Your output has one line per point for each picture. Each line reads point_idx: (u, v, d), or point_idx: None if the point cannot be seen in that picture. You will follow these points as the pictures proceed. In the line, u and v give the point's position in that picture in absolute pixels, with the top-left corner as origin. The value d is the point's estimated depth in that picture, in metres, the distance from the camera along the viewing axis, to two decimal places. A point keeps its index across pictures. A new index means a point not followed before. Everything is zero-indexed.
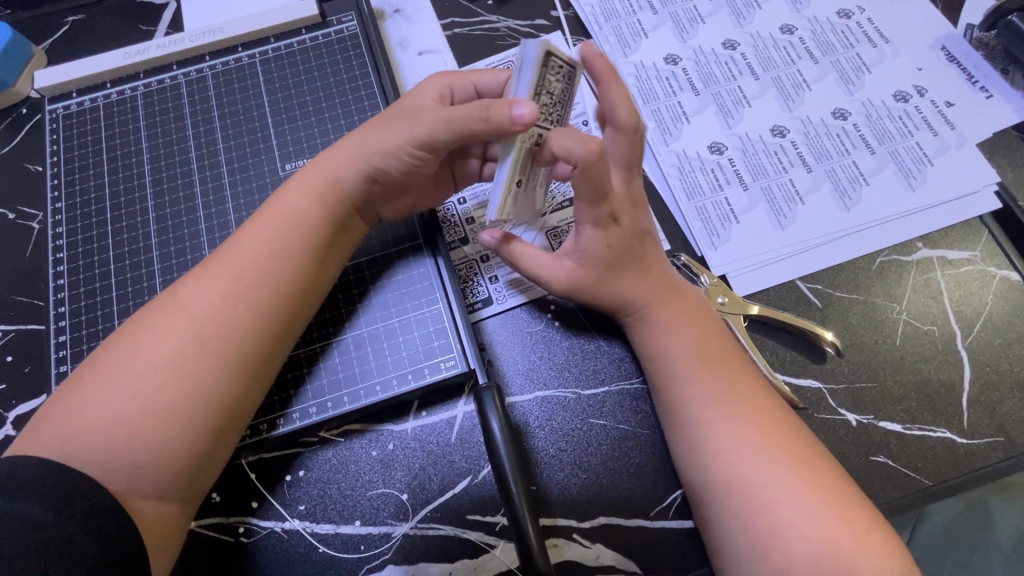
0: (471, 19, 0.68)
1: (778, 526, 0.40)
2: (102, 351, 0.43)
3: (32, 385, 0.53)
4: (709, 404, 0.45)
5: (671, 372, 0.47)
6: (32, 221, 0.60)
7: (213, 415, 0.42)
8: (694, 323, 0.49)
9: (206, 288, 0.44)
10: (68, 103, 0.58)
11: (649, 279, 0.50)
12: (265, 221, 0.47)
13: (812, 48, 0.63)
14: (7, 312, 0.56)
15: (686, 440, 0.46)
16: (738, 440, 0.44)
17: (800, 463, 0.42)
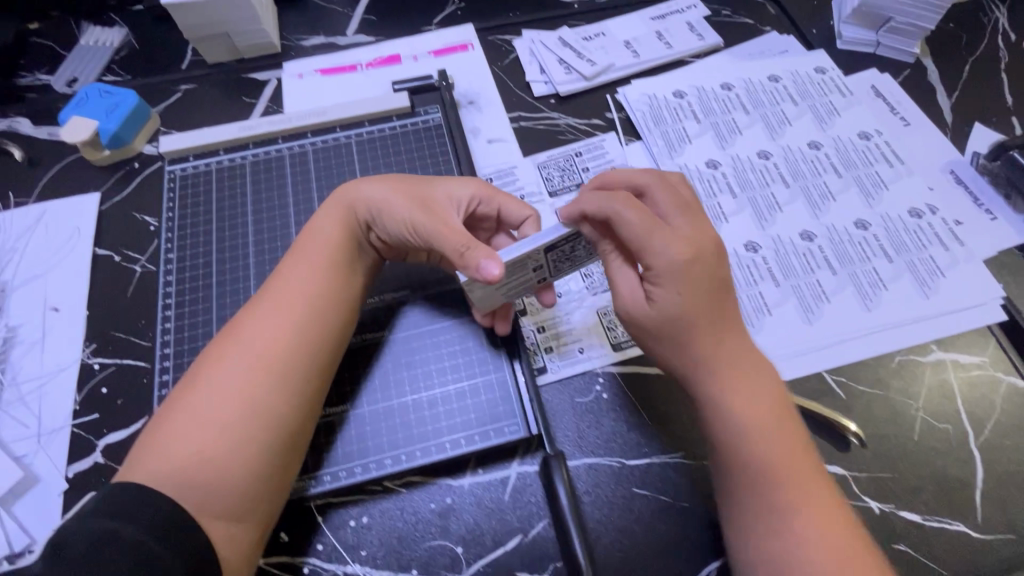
0: (536, 114, 0.77)
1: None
2: (182, 387, 0.50)
3: (124, 417, 0.58)
4: (766, 477, 0.46)
5: (739, 449, 0.47)
6: (134, 265, 0.67)
7: (272, 422, 0.49)
8: (754, 386, 0.48)
9: (262, 315, 0.53)
10: (184, 166, 0.67)
11: (721, 341, 0.49)
12: (307, 267, 0.55)
13: (837, 163, 0.72)
14: (107, 347, 0.62)
15: (751, 523, 0.46)
16: (804, 536, 0.44)
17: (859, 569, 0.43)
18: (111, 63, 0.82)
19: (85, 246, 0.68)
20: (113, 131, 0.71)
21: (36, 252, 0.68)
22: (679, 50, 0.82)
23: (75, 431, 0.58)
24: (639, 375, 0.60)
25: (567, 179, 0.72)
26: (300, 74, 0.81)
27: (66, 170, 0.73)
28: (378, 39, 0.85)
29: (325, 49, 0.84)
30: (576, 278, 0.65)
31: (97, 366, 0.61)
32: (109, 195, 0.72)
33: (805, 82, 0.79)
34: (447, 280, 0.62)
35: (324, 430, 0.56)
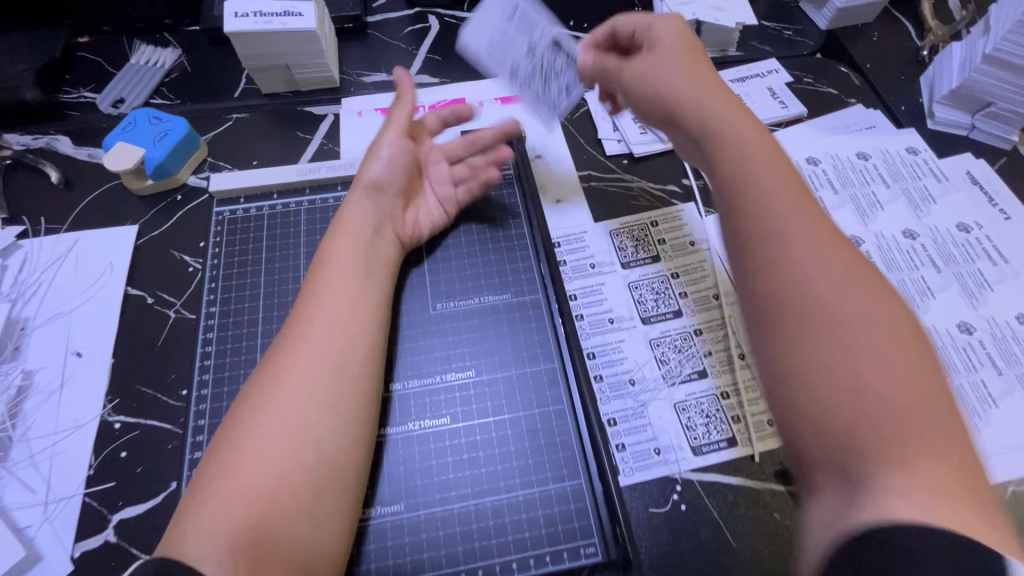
0: (608, 175, 0.72)
1: (893, 431, 0.36)
2: (223, 433, 0.45)
3: (143, 489, 0.52)
4: (813, 287, 0.41)
5: (777, 252, 0.44)
6: (168, 310, 0.61)
7: (319, 436, 0.45)
8: (796, 200, 0.45)
9: (292, 332, 0.49)
10: (234, 208, 0.62)
11: (728, 157, 0.50)
12: (347, 261, 0.53)
13: (934, 256, 0.66)
14: (130, 404, 0.56)
15: (782, 333, 0.42)
16: (848, 327, 0.40)
17: (913, 386, 0.38)
18: (160, 85, 0.78)
19: (116, 284, 0.62)
20: (158, 161, 0.66)
21: (63, 287, 0.62)
22: (761, 117, 0.77)
23: (87, 501, 0.51)
24: (722, 487, 0.53)
25: (642, 250, 0.66)
26: (358, 111, 0.77)
27: (103, 197, 0.68)
28: (441, 80, 0.81)
29: (385, 86, 0.80)
30: (650, 364, 0.59)
31: (117, 426, 0.55)
32: (147, 228, 0.67)
33: (896, 163, 0.74)
34: (516, 361, 0.55)
35: (374, 536, 0.47)
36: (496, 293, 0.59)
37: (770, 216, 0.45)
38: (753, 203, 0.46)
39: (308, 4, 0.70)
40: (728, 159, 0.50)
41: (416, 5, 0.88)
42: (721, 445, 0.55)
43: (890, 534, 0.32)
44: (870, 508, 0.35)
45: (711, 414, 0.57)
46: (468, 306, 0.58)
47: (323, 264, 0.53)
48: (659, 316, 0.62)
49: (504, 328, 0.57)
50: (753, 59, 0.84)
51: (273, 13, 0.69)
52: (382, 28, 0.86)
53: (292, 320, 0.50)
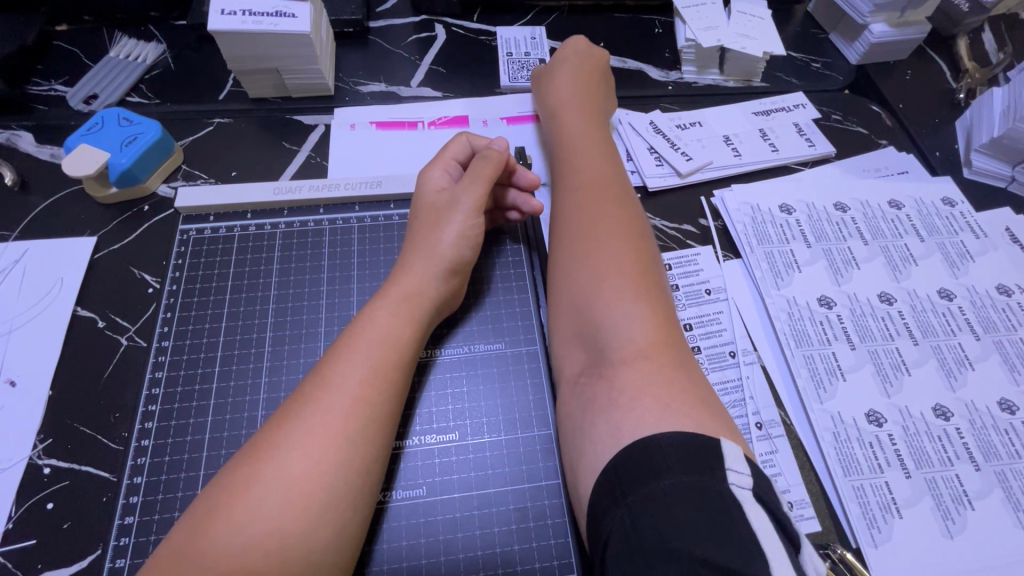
0: None
1: (615, 363, 0.43)
2: (219, 510, 0.37)
3: (68, 550, 0.45)
4: (599, 260, 0.48)
5: (558, 229, 0.53)
6: (119, 337, 0.54)
7: (315, 566, 0.37)
8: (610, 194, 0.54)
9: (310, 417, 0.41)
10: (203, 226, 0.56)
11: (569, 154, 0.60)
12: (390, 318, 0.47)
13: (973, 320, 0.61)
14: (64, 446, 0.49)
15: (556, 290, 0.51)
16: (583, 278, 0.48)
17: (653, 334, 0.44)
18: (139, 82, 0.72)
19: (64, 303, 0.56)
20: (125, 167, 0.60)
21: (5, 305, 0.55)
22: (786, 155, 0.72)
23: (2, 563, 0.44)
24: None
25: None
26: (352, 124, 0.70)
27: (61, 204, 0.62)
28: (443, 95, 0.75)
29: (383, 98, 0.74)
30: None
31: (47, 472, 0.48)
32: (106, 241, 0.60)
33: (931, 215, 0.68)
34: (507, 424, 0.49)
35: None
36: (488, 341, 0.53)
37: (566, 204, 0.54)
38: (580, 182, 0.55)
39: (303, 5, 0.64)
40: (567, 162, 0.59)
41: (423, 12, 0.82)
42: None
43: (646, 445, 0.37)
44: (614, 420, 0.41)
45: None
46: (457, 354, 0.52)
47: (361, 320, 0.47)
48: None
49: (495, 381, 0.51)
50: (778, 91, 0.79)
51: (264, 13, 0.63)
52: (384, 35, 0.80)
53: (318, 373, 0.43)
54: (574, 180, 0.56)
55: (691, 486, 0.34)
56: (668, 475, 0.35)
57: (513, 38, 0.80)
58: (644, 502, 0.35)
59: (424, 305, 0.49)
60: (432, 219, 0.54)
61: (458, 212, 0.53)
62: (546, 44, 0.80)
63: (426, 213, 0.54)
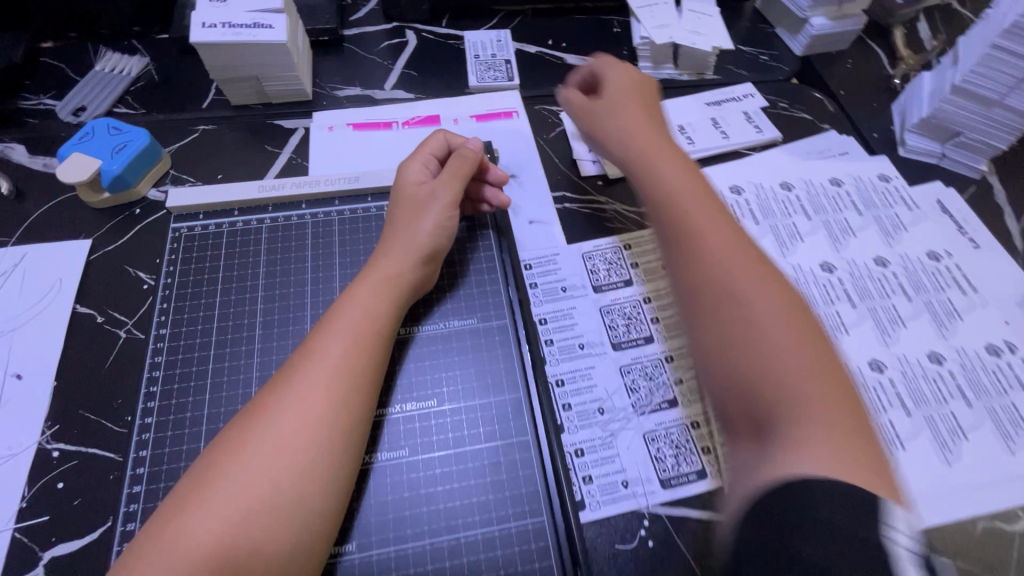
0: (582, 197, 0.72)
1: (798, 408, 0.41)
2: (200, 478, 0.42)
3: (79, 524, 0.49)
4: (754, 305, 0.45)
5: (704, 245, 0.49)
6: (118, 330, 0.58)
7: (290, 528, 0.41)
8: (722, 221, 0.51)
9: (290, 391, 0.45)
10: (193, 224, 0.60)
11: (648, 167, 0.58)
12: (365, 300, 0.51)
13: (906, 284, 0.67)
14: (71, 431, 0.53)
15: (704, 331, 0.47)
16: (761, 313, 0.45)
17: (828, 389, 0.42)
18: (125, 93, 0.76)
19: (64, 302, 0.59)
20: (116, 173, 0.64)
21: (8, 305, 0.59)
22: (736, 141, 0.77)
23: (17, 537, 0.48)
24: (690, 522, 0.52)
25: (614, 274, 0.65)
26: (330, 126, 0.75)
27: (56, 210, 0.65)
28: (416, 96, 0.80)
29: (358, 101, 0.78)
30: (620, 392, 0.58)
31: (56, 455, 0.51)
32: (101, 243, 0.64)
33: (869, 191, 0.74)
34: (482, 391, 0.53)
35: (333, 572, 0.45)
36: (462, 317, 0.58)
37: (681, 224, 0.51)
38: (685, 209, 0.52)
39: (278, 16, 0.68)
40: (661, 182, 0.55)
41: (394, 19, 0.87)
42: (690, 477, 0.54)
43: (800, 489, 0.36)
44: (783, 466, 0.38)
45: (681, 446, 0.55)
46: (434, 330, 0.57)
47: (340, 305, 0.51)
48: (631, 343, 0.61)
49: (470, 353, 0.56)
50: (729, 82, 0.85)
51: (243, 24, 0.67)
52: (358, 41, 0.84)
53: (298, 357, 0.48)
54: (686, 205, 0.52)
55: (835, 526, 0.34)
56: (820, 514, 0.34)
57: (479, 41, 0.85)
58: (793, 544, 0.33)
59: (399, 285, 0.54)
60: (410, 209, 0.58)
61: (435, 205, 0.58)
62: (511, 46, 0.85)
63: (405, 204, 0.59)
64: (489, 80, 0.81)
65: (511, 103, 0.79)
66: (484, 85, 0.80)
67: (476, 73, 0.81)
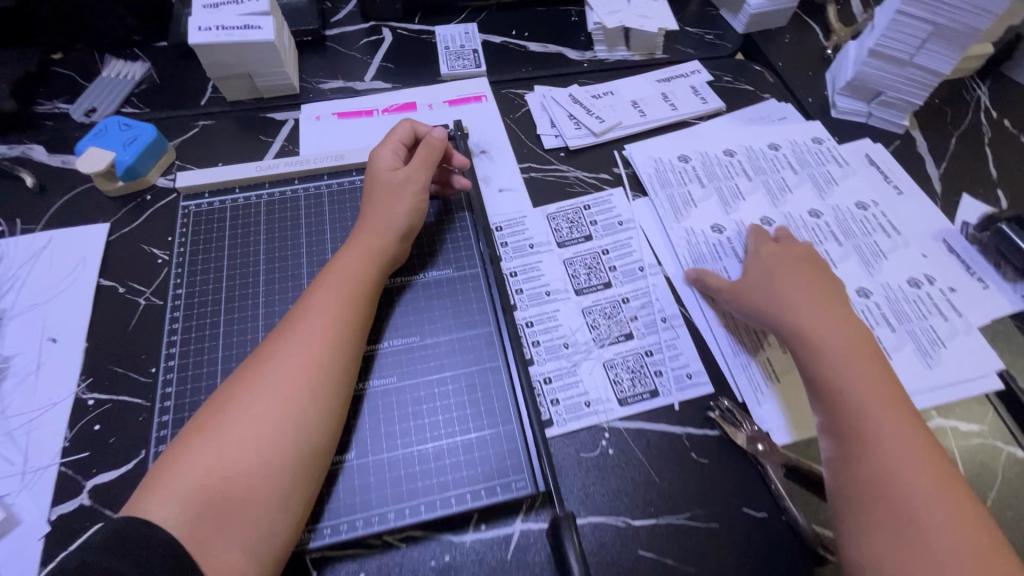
0: (546, 166, 0.80)
1: (923, 512, 0.48)
2: (208, 414, 0.50)
3: (115, 457, 0.56)
4: (892, 426, 0.52)
5: (820, 368, 0.56)
6: (138, 297, 0.66)
7: (283, 459, 0.48)
8: (813, 329, 0.59)
9: (286, 344, 0.53)
10: (199, 202, 0.68)
11: (768, 284, 0.64)
12: (349, 263, 0.59)
13: (836, 231, 0.75)
14: (103, 383, 0.60)
15: (867, 458, 0.51)
16: (888, 435, 0.52)
17: (947, 497, 0.49)
18: (130, 96, 0.84)
19: (89, 277, 0.67)
20: (128, 163, 0.72)
21: (40, 281, 0.67)
22: (684, 112, 0.86)
23: (63, 471, 0.55)
24: (644, 431, 0.60)
25: (576, 231, 0.74)
26: (317, 115, 0.83)
27: (76, 200, 0.73)
28: (394, 86, 0.88)
29: (342, 93, 0.86)
30: (582, 329, 0.66)
31: (92, 402, 0.59)
32: (118, 226, 0.72)
33: (803, 152, 0.82)
34: (458, 328, 0.61)
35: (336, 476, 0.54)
36: (440, 269, 0.66)
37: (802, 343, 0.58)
38: (789, 317, 0.60)
39: (266, 18, 0.76)
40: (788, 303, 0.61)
41: (371, 19, 0.95)
42: (644, 395, 0.62)
43: None
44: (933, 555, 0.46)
45: (636, 370, 0.63)
46: (416, 281, 0.65)
47: (329, 272, 0.59)
48: (591, 288, 0.69)
49: (447, 297, 0.64)
50: (678, 60, 0.93)
51: (234, 26, 0.75)
52: (339, 40, 0.93)
53: (293, 319, 0.55)
54: (798, 319, 0.60)
55: None
56: None
57: (449, 34, 0.93)
58: None
59: (378, 250, 0.61)
60: (382, 191, 0.65)
61: (405, 189, 0.65)
62: (479, 37, 0.93)
63: (381, 186, 0.65)
64: (459, 68, 0.89)
65: (480, 88, 0.88)
66: (455, 72, 0.89)
67: (447, 62, 0.90)
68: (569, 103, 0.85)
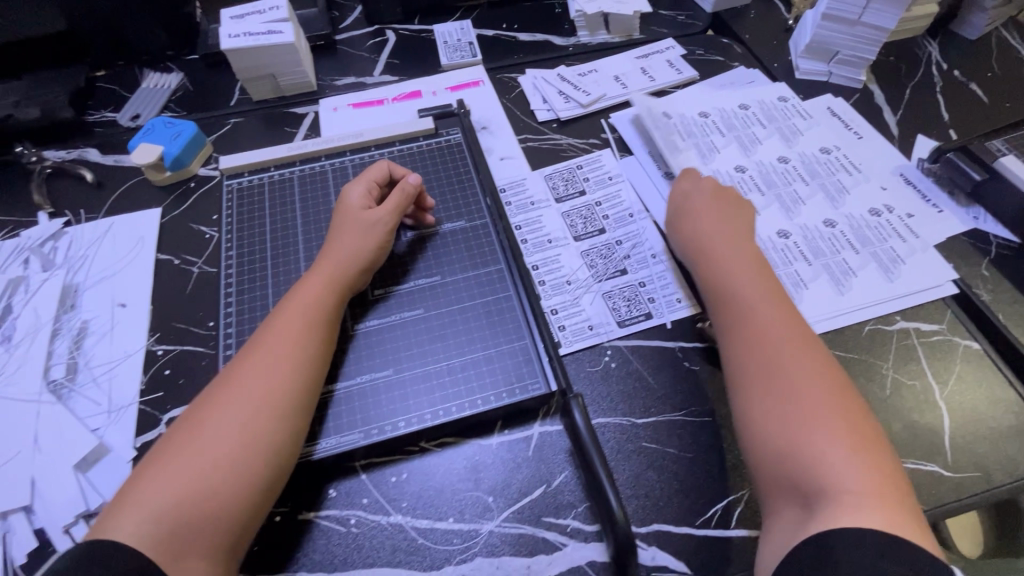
0: (541, 135, 0.90)
1: (802, 439, 0.53)
2: (172, 440, 0.53)
3: (184, 394, 0.65)
4: (788, 359, 0.57)
5: (733, 305, 0.63)
6: (192, 266, 0.76)
7: (235, 490, 0.51)
8: (730, 274, 0.66)
9: (248, 368, 0.56)
10: (241, 180, 0.79)
11: (695, 233, 0.71)
12: (314, 284, 0.63)
13: (802, 172, 0.84)
14: (170, 336, 0.69)
15: (757, 385, 0.57)
16: (772, 335, 0.59)
17: (836, 420, 0.53)
18: (169, 102, 0.94)
19: (148, 252, 0.77)
20: (175, 155, 0.82)
21: (106, 258, 0.76)
22: (662, 82, 0.96)
23: (141, 407, 0.64)
24: (641, 347, 0.68)
25: (571, 188, 0.83)
26: (334, 107, 0.93)
27: (130, 190, 0.83)
28: (399, 78, 0.98)
29: (354, 87, 0.97)
30: (582, 268, 0.75)
31: (161, 352, 0.68)
32: (169, 210, 0.82)
33: (771, 109, 0.92)
34: (473, 268, 0.71)
35: (377, 390, 0.63)
36: (454, 221, 0.75)
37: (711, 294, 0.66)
38: (711, 269, 0.67)
39: (286, 23, 0.88)
40: (711, 253, 0.68)
41: (375, 23, 1.06)
42: (640, 317, 0.70)
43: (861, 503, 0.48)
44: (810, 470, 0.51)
45: (631, 298, 0.72)
46: (432, 232, 0.74)
47: (300, 286, 0.63)
48: (587, 234, 0.78)
49: (461, 244, 0.73)
50: (654, 39, 1.03)
51: (259, 32, 0.87)
52: (349, 43, 1.04)
53: (262, 340, 0.59)
54: (713, 266, 0.67)
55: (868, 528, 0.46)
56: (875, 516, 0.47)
57: (446, 30, 1.04)
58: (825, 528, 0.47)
59: (339, 271, 0.64)
60: (353, 226, 0.67)
61: (375, 226, 0.67)
62: (473, 31, 1.04)
63: (350, 222, 0.68)
64: (457, 57, 0.99)
65: (475, 74, 0.98)
66: (453, 61, 0.99)
67: (445, 54, 1.00)
68: (554, 81, 0.95)
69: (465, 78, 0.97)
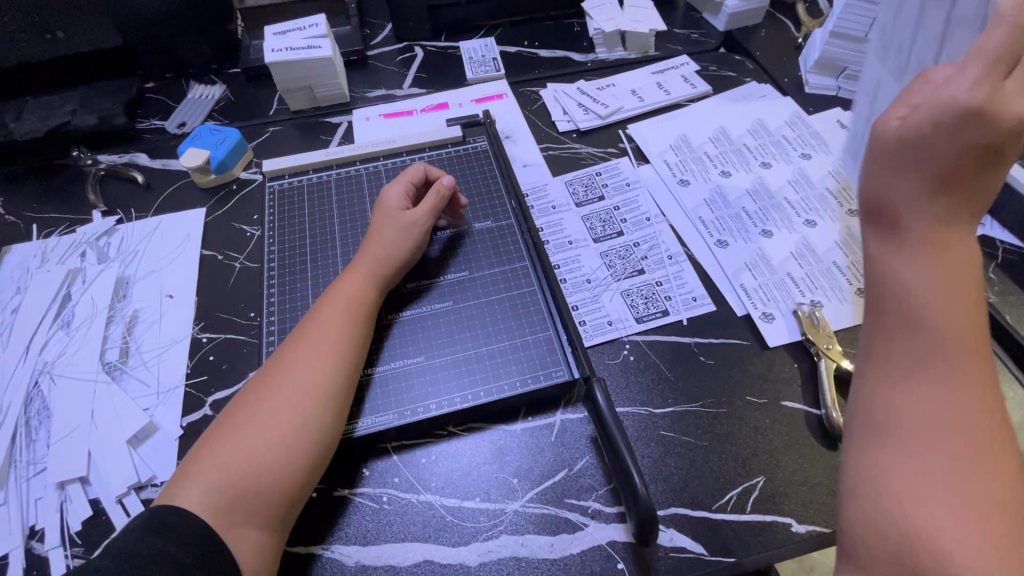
0: (562, 144, 0.94)
1: (918, 495, 0.42)
2: (230, 416, 0.58)
3: (227, 378, 0.69)
4: (936, 397, 0.44)
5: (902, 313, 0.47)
6: (233, 262, 0.80)
7: (289, 458, 0.55)
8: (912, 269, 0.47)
9: (299, 349, 0.61)
10: (281, 182, 0.84)
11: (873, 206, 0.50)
12: (357, 274, 0.68)
13: (812, 180, 0.87)
14: (214, 325, 0.74)
15: (890, 421, 0.45)
16: (927, 363, 0.45)
17: (981, 486, 0.41)
18: (212, 112, 1.01)
19: (194, 248, 0.82)
20: (220, 159, 0.87)
21: (155, 253, 0.81)
22: (677, 95, 1.00)
23: (188, 390, 0.68)
24: (658, 342, 0.72)
25: (591, 193, 0.87)
26: (366, 117, 0.99)
27: (178, 191, 0.89)
28: (427, 91, 1.04)
29: (385, 99, 1.03)
30: (601, 267, 0.79)
31: (206, 339, 0.73)
32: (213, 210, 0.87)
33: (782, 121, 0.96)
34: (499, 266, 0.75)
35: (409, 376, 0.67)
36: (480, 221, 0.80)
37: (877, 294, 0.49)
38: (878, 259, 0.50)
39: (326, 40, 0.94)
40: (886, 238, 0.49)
41: (404, 40, 1.13)
42: (657, 314, 0.74)
43: None
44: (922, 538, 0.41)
45: (649, 296, 0.76)
46: (460, 231, 0.79)
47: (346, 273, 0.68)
48: (606, 236, 0.82)
49: (488, 243, 0.77)
50: (669, 55, 1.08)
51: (299, 47, 0.93)
52: (379, 58, 1.10)
53: (313, 322, 0.64)
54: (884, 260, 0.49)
55: None
56: None
57: (472, 47, 1.10)
58: None
59: (379, 262, 0.69)
60: (391, 223, 0.72)
61: (413, 223, 0.72)
62: (497, 48, 1.10)
63: (390, 218, 0.72)
64: (482, 72, 1.05)
65: (499, 87, 1.04)
66: (478, 75, 1.05)
67: (471, 68, 1.06)
68: (574, 94, 1.00)
69: (489, 91, 1.03)
